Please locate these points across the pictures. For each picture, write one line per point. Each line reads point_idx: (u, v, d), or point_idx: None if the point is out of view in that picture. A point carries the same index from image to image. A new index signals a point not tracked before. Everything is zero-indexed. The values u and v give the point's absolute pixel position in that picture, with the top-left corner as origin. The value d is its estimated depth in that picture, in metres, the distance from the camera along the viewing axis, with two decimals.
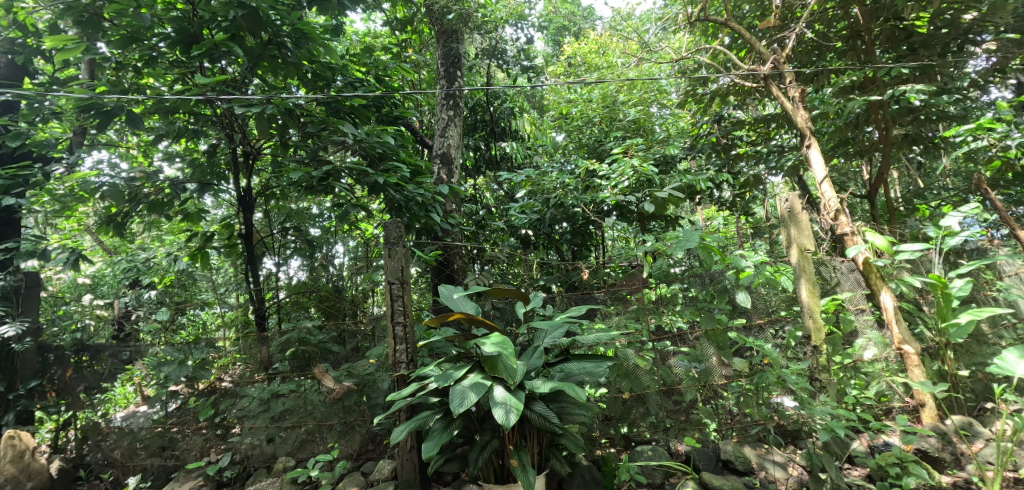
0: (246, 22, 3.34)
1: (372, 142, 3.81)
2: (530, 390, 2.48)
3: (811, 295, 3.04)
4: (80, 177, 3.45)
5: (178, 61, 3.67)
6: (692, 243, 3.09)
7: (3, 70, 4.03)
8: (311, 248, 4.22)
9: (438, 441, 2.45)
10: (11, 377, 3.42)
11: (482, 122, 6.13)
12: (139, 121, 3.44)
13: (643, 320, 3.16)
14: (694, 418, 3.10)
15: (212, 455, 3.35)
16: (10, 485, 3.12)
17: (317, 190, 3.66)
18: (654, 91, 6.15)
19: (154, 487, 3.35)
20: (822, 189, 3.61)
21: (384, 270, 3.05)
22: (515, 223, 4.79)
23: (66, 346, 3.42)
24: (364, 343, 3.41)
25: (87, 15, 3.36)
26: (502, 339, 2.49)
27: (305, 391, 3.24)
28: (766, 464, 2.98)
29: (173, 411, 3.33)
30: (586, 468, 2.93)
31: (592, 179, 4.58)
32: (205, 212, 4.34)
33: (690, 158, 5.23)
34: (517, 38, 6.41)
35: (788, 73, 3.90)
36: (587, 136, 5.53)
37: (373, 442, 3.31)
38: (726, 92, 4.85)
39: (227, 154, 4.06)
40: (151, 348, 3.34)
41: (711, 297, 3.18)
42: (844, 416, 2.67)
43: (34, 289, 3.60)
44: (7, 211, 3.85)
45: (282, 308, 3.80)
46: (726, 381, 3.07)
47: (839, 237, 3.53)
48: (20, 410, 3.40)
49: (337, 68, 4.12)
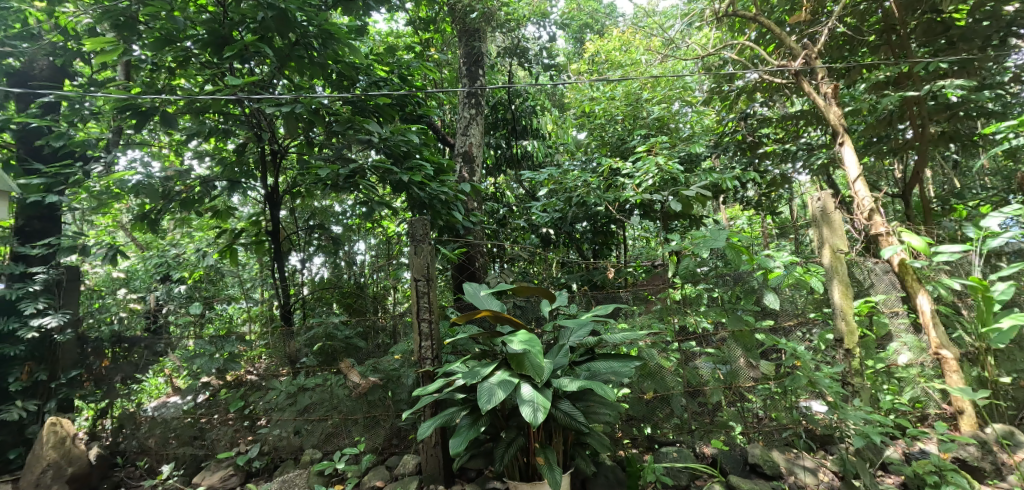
0: (275, 23, 3.41)
1: (396, 141, 3.95)
2: (558, 388, 2.46)
3: (844, 297, 2.96)
4: (117, 175, 3.57)
5: (210, 62, 3.71)
6: (719, 243, 3.00)
7: (45, 72, 4.12)
8: (335, 245, 4.25)
9: (466, 437, 2.45)
10: (51, 367, 3.57)
11: (504, 120, 6.16)
12: (173, 122, 3.60)
13: (667, 321, 3.15)
14: (720, 420, 3.06)
15: (241, 446, 3.44)
16: (52, 470, 3.12)
17: (343, 188, 3.77)
18: (679, 88, 5.99)
19: (185, 476, 3.41)
20: (856, 188, 3.49)
21: (410, 266, 3.07)
22: (537, 221, 4.83)
23: (104, 338, 3.61)
24: (387, 340, 3.37)
25: (124, 18, 3.44)
26: (530, 336, 2.48)
27: (331, 386, 3.26)
28: (795, 469, 2.92)
29: (203, 402, 3.45)
30: (610, 468, 2.92)
31: (615, 178, 4.52)
32: (234, 209, 4.42)
33: (714, 157, 5.13)
34: (539, 36, 6.44)
35: (822, 68, 3.74)
36: (609, 134, 5.51)
37: (397, 437, 3.32)
38: (754, 89, 4.81)
39: (255, 153, 4.13)
40: (182, 341, 3.49)
41: (738, 298, 3.11)
42: (878, 420, 2.61)
43: (75, 282, 3.72)
44: (51, 208, 4.03)
45: (307, 303, 4.05)
46: (753, 384, 3.00)
47: (873, 238, 3.41)
48: (62, 398, 3.54)
49: (362, 68, 4.18)
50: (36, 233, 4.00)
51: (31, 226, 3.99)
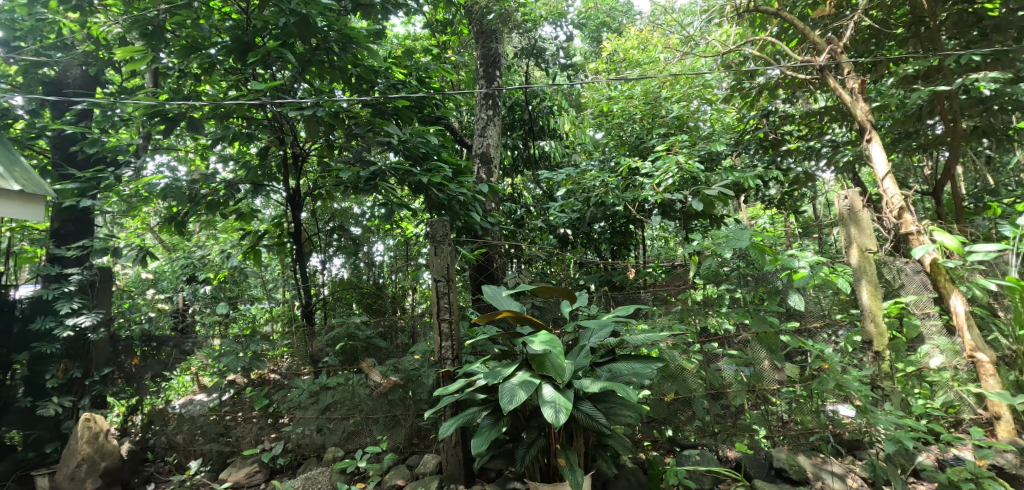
0: (297, 29, 3.45)
1: (415, 143, 3.97)
2: (579, 390, 2.45)
3: (873, 298, 2.88)
4: (146, 178, 3.68)
5: (235, 68, 3.77)
6: (743, 243, 2.93)
7: (78, 81, 4.30)
8: (355, 246, 4.30)
9: (487, 437, 2.44)
10: (85, 364, 3.69)
11: (521, 121, 6.18)
12: (200, 127, 3.70)
13: (687, 322, 3.10)
14: (743, 424, 3.00)
15: (266, 443, 3.52)
16: (86, 465, 3.22)
17: (363, 190, 3.79)
18: (699, 86, 5.90)
19: (212, 472, 3.49)
20: (884, 186, 3.41)
21: (430, 267, 3.09)
22: (555, 222, 4.82)
23: (135, 337, 3.73)
24: (408, 340, 3.41)
25: (152, 27, 3.53)
26: (551, 337, 2.47)
27: (353, 385, 3.30)
28: (822, 474, 2.85)
29: (229, 400, 3.54)
30: (631, 471, 2.89)
31: (634, 178, 4.48)
32: (258, 211, 4.50)
33: (735, 156, 5.05)
34: (556, 36, 6.43)
35: (848, 63, 3.65)
36: (628, 133, 5.47)
37: (418, 436, 3.32)
38: (776, 85, 4.71)
39: (278, 157, 4.21)
40: (208, 340, 3.58)
41: (761, 299, 3.05)
42: (911, 425, 2.53)
43: (108, 283, 3.86)
44: (84, 212, 4.16)
45: (328, 304, 4.03)
46: (778, 387, 2.95)
47: (903, 237, 3.31)
48: (96, 395, 3.66)
49: (380, 71, 4.23)
50: (72, 235, 4.13)
51: (65, 228, 4.12)
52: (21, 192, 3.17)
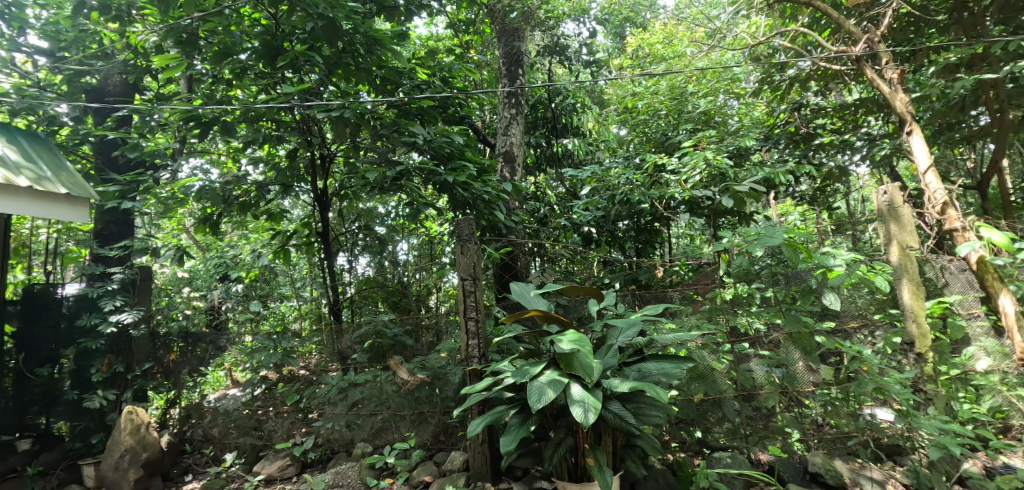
0: (325, 32, 3.49)
1: (440, 142, 4.01)
2: (608, 389, 2.42)
3: (915, 297, 2.76)
4: (182, 182, 3.83)
5: (264, 73, 3.85)
6: (776, 240, 2.85)
7: (118, 88, 4.50)
8: (380, 246, 4.36)
9: (516, 435, 2.44)
10: (127, 359, 3.84)
11: (544, 119, 6.16)
12: (232, 130, 3.81)
13: (715, 322, 3.04)
14: (775, 426, 2.94)
15: (297, 437, 3.56)
16: (128, 455, 3.35)
17: (390, 189, 3.83)
18: (727, 80, 5.76)
19: (247, 464, 3.58)
20: (926, 180, 3.26)
21: (457, 265, 3.10)
22: (579, 220, 4.79)
23: (174, 333, 3.88)
24: (434, 338, 3.45)
25: (186, 35, 3.63)
26: (579, 336, 2.45)
27: (381, 382, 3.33)
28: (861, 479, 2.76)
29: (260, 395, 3.62)
30: (660, 472, 2.86)
31: (660, 174, 4.40)
32: (287, 211, 4.59)
33: (765, 151, 4.92)
34: (579, 33, 6.38)
35: (886, 53, 3.50)
36: (653, 130, 5.39)
37: (444, 433, 3.32)
38: (807, 77, 4.54)
39: (306, 158, 4.24)
40: (242, 337, 3.68)
41: (794, 298, 2.95)
42: (957, 431, 2.41)
43: (148, 281, 3.99)
44: (126, 215, 4.36)
45: (354, 303, 4.09)
46: (813, 389, 2.86)
47: (947, 233, 3.17)
48: (137, 388, 3.80)
49: (404, 72, 4.26)
50: (113, 237, 4.30)
51: (109, 230, 4.30)
52: (67, 195, 3.29)
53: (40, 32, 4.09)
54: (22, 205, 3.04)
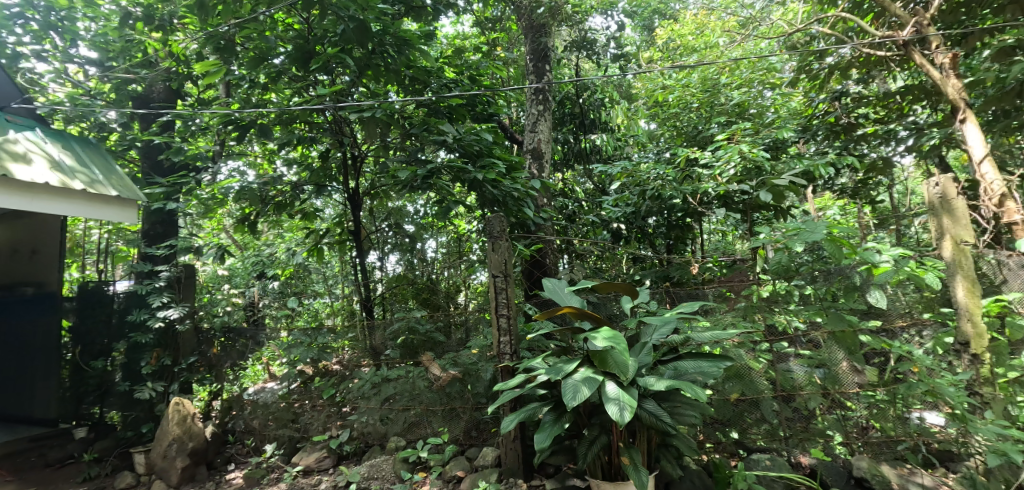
0: (356, 34, 3.51)
1: (469, 140, 4.04)
2: (644, 388, 2.38)
3: (971, 295, 2.56)
4: (221, 184, 3.98)
5: (298, 76, 3.92)
6: (818, 236, 2.72)
7: (161, 95, 4.68)
8: (411, 243, 4.41)
9: (550, 433, 2.42)
10: (174, 353, 4.01)
11: (572, 115, 6.11)
12: (268, 133, 3.90)
13: (752, 319, 2.97)
14: (816, 428, 2.84)
15: (333, 430, 3.61)
16: (176, 444, 3.50)
17: (420, 188, 3.86)
18: (763, 70, 5.57)
19: (286, 455, 3.69)
20: (982, 170, 3.11)
21: (488, 263, 3.11)
22: (609, 216, 4.73)
23: (217, 328, 4.04)
24: (468, 334, 3.42)
25: (224, 41, 3.74)
26: (614, 333, 2.42)
27: (413, 377, 3.35)
28: (909, 486, 2.64)
29: (297, 388, 3.71)
30: (696, 472, 2.82)
31: (692, 169, 4.30)
32: (320, 211, 4.69)
33: (802, 143, 4.75)
34: (607, 27, 6.30)
35: (935, 37, 3.33)
36: (684, 123, 5.27)
37: (476, 429, 3.30)
38: (848, 65, 4.36)
39: (338, 158, 4.30)
40: (279, 333, 3.78)
41: (836, 296, 2.82)
42: (1019, 438, 2.26)
43: (192, 279, 4.16)
44: (169, 215, 4.49)
45: (384, 301, 4.13)
46: (857, 390, 2.75)
47: (1004, 227, 3.02)
48: (183, 381, 3.96)
49: (433, 71, 4.29)
50: (159, 236, 4.49)
51: (155, 230, 4.48)
52: (118, 198, 3.45)
53: (90, 43, 4.30)
54: (78, 207, 3.22)
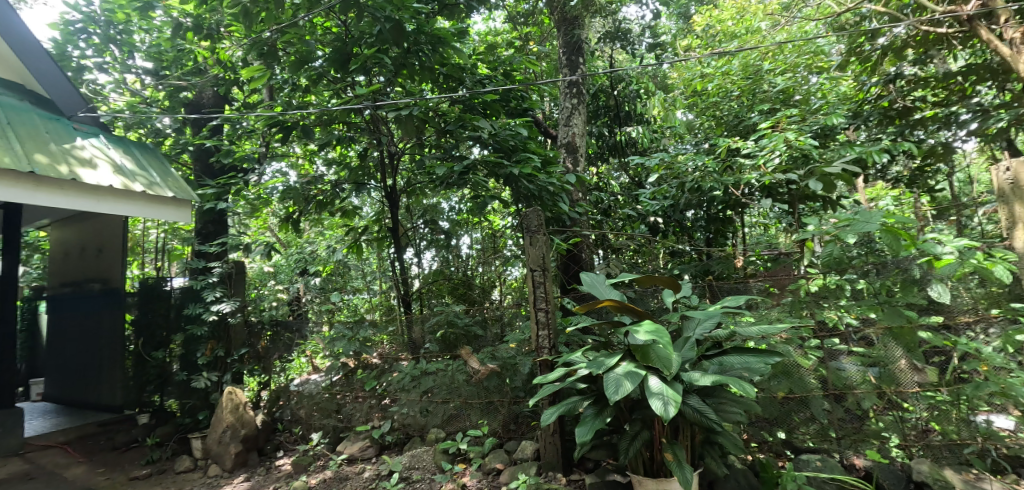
0: (392, 34, 3.56)
1: (505, 135, 4.06)
2: (688, 383, 2.32)
3: None
4: (267, 183, 4.23)
5: (336, 78, 3.99)
6: (872, 227, 2.57)
7: (210, 100, 4.89)
8: (447, 239, 4.45)
9: (591, 427, 2.38)
10: (226, 345, 4.19)
11: (606, 107, 6.02)
12: (311, 133, 3.98)
13: (798, 315, 2.83)
14: (872, 429, 2.70)
15: (375, 421, 3.71)
16: (230, 431, 3.68)
17: (456, 184, 3.89)
18: (808, 54, 5.33)
19: (330, 444, 3.80)
20: None
21: (525, 257, 3.09)
22: (646, 210, 4.64)
23: (265, 322, 4.20)
24: (506, 329, 3.46)
25: (267, 48, 3.81)
26: (656, 327, 2.36)
27: (452, 371, 3.39)
28: None
29: (338, 380, 3.78)
30: (741, 471, 2.72)
31: (734, 159, 4.16)
32: (359, 208, 4.79)
33: (852, 130, 4.52)
34: (642, 16, 6.16)
35: (1002, 11, 3.10)
36: (724, 112, 5.11)
37: (515, 422, 3.31)
38: (903, 45, 4.11)
39: (376, 157, 4.34)
40: (322, 327, 3.88)
41: (893, 291, 2.69)
42: None
43: (242, 275, 4.32)
44: (219, 215, 4.70)
45: (423, 295, 4.16)
46: (918, 389, 2.59)
47: None
48: (235, 372, 4.15)
49: (468, 68, 4.30)
50: (212, 234, 4.67)
51: (207, 229, 4.67)
52: (172, 198, 3.59)
53: (146, 54, 4.55)
54: (136, 207, 3.40)
